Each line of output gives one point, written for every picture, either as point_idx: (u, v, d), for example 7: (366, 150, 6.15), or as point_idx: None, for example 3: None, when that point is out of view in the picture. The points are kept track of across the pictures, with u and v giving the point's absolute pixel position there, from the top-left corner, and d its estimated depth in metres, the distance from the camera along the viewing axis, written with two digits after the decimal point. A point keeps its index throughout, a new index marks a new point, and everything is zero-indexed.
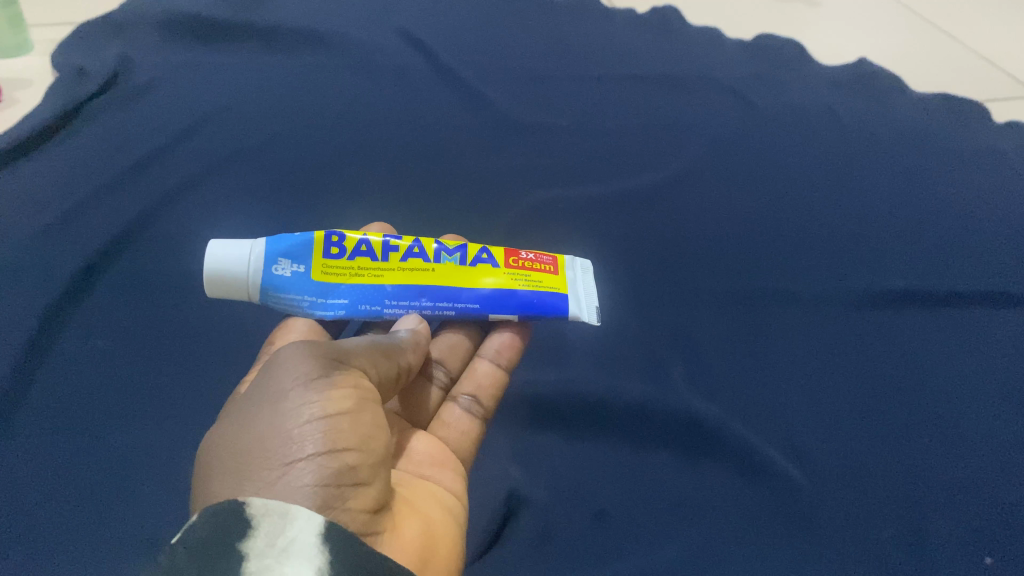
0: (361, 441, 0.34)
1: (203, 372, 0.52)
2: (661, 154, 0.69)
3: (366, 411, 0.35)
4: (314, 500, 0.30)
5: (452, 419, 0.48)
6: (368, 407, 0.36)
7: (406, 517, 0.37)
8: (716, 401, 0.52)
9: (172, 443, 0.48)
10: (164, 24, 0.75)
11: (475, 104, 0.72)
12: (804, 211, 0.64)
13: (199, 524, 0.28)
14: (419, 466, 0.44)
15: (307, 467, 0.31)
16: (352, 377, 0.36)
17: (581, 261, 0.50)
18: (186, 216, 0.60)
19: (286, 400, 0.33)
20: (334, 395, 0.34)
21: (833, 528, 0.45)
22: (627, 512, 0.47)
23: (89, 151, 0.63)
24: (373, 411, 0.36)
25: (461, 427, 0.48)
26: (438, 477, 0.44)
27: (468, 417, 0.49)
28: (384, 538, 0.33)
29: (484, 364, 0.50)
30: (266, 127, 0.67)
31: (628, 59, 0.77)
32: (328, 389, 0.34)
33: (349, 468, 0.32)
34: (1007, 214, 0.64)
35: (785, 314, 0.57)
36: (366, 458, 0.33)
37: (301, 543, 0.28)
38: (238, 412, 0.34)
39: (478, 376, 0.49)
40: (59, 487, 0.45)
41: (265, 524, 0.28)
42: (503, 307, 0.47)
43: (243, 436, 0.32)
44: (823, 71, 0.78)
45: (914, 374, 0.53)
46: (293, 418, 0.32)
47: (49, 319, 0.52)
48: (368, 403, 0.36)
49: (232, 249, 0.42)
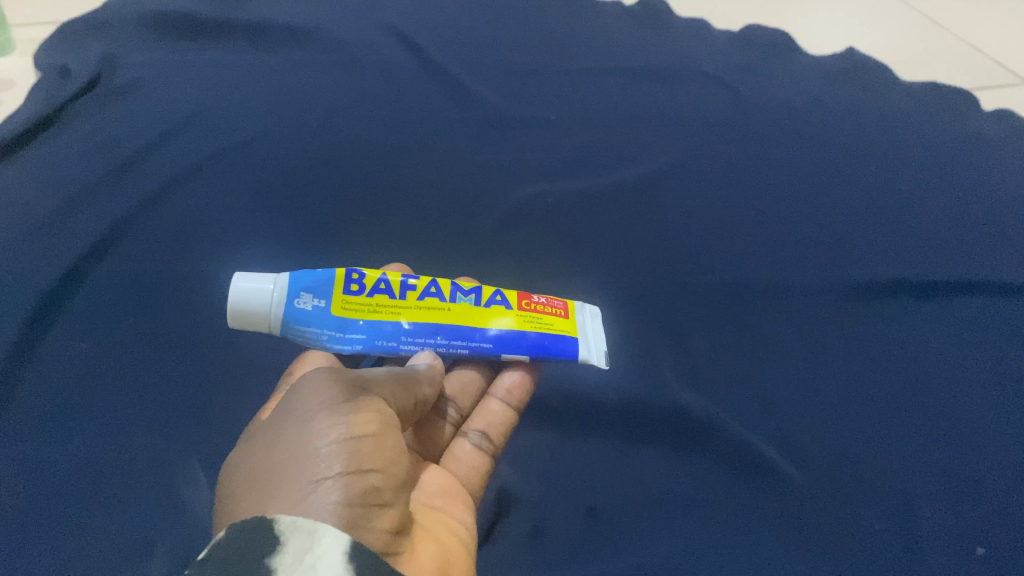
0: (382, 463, 0.34)
1: (190, 370, 0.52)
2: (651, 148, 0.68)
3: (388, 435, 0.35)
4: (341, 519, 0.30)
5: (463, 454, 0.48)
6: (391, 431, 0.36)
7: (423, 542, 0.36)
8: (708, 396, 0.52)
9: (159, 444, 0.48)
10: (147, 23, 0.75)
11: (463, 100, 0.71)
12: (794, 202, 0.64)
13: (225, 539, 0.28)
14: (431, 497, 0.43)
15: (335, 485, 0.31)
16: (375, 403, 0.36)
17: (591, 308, 0.51)
18: (172, 219, 0.60)
19: (313, 420, 0.33)
20: (359, 418, 0.34)
21: (824, 521, 0.46)
22: (618, 509, 0.47)
23: (73, 152, 0.63)
24: (395, 437, 0.36)
25: (471, 462, 0.47)
26: (449, 508, 0.43)
27: (478, 453, 0.48)
28: (405, 560, 0.33)
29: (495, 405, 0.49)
30: (251, 126, 0.67)
31: (616, 53, 0.77)
32: (354, 411, 0.34)
33: (373, 491, 0.32)
34: (994, 204, 0.64)
35: (776, 307, 0.57)
36: (389, 482, 0.34)
37: (321, 569, 0.28)
38: (263, 435, 0.34)
39: (488, 415, 0.49)
40: (46, 490, 0.45)
41: (293, 540, 0.28)
42: (514, 348, 0.47)
43: (271, 457, 0.32)
44: (812, 61, 0.78)
45: (905, 366, 0.53)
46: (319, 438, 0.33)
47: (35, 324, 0.52)
48: (391, 429, 0.36)
49: (256, 283, 0.42)
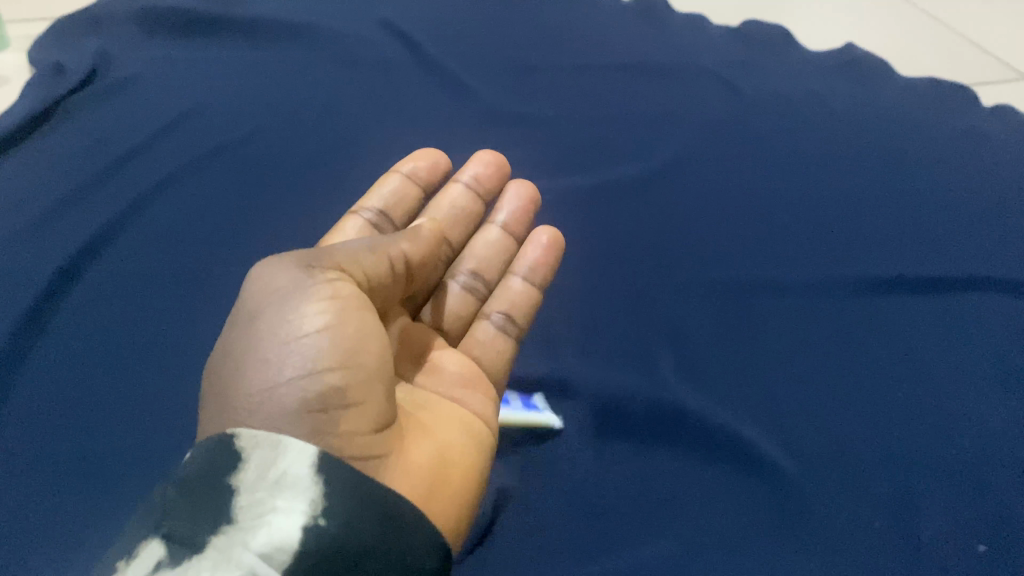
0: (357, 348, 0.34)
1: (182, 363, 0.51)
2: (648, 144, 0.68)
3: (351, 318, 0.35)
4: (302, 428, 0.32)
5: (487, 335, 0.47)
6: (352, 315, 0.35)
7: (416, 438, 0.37)
8: (707, 391, 0.51)
9: (150, 437, 0.47)
10: (144, 25, 0.75)
11: (460, 97, 0.71)
12: (792, 198, 0.64)
13: (195, 459, 0.32)
14: (443, 387, 0.43)
15: (291, 388, 0.33)
16: (328, 288, 0.35)
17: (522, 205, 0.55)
18: (167, 217, 0.59)
19: (273, 319, 0.34)
20: (316, 308, 0.34)
21: (824, 518, 0.45)
22: (616, 505, 0.46)
23: (68, 152, 0.63)
24: (354, 321, 0.35)
25: (496, 344, 0.47)
26: (464, 398, 0.42)
27: (502, 333, 0.47)
28: (390, 459, 0.34)
29: (495, 232, 0.52)
30: (247, 124, 0.67)
31: (614, 49, 0.77)
32: (328, 278, 0.36)
33: (335, 388, 0.33)
34: (993, 200, 0.64)
35: (774, 304, 0.56)
36: (353, 374, 0.34)
37: (292, 474, 0.30)
38: (236, 333, 0.35)
39: (489, 247, 0.51)
40: (38, 488, 0.45)
41: (255, 456, 0.31)
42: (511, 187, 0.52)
43: (235, 369, 0.34)
44: (811, 56, 0.77)
45: (904, 364, 0.53)
46: (276, 340, 0.34)
47: (29, 321, 0.51)
48: (351, 311, 0.35)
49: None
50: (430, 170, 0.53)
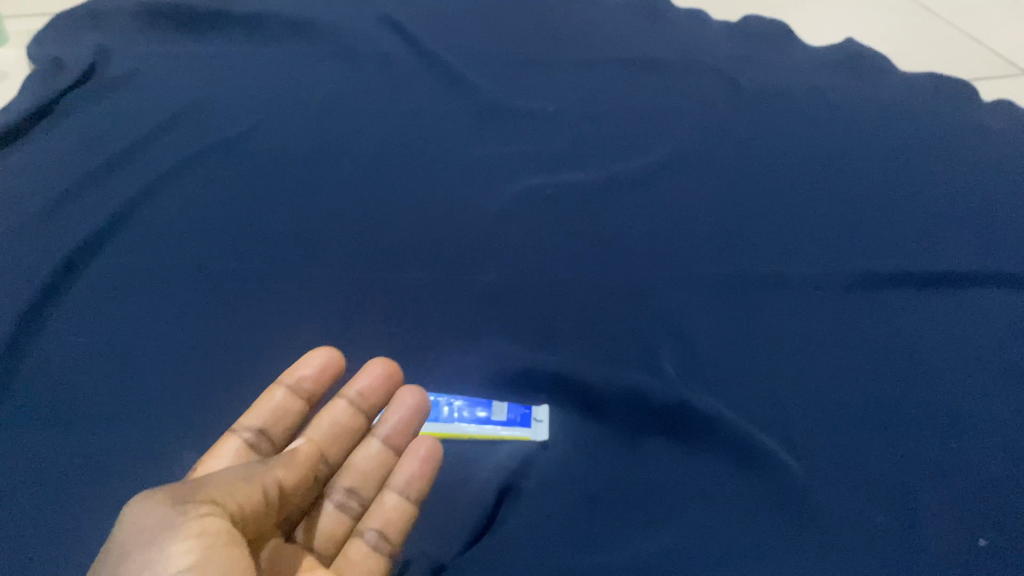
0: None
1: (183, 357, 0.51)
2: (648, 139, 0.68)
3: (215, 561, 0.32)
4: None
5: (358, 564, 0.42)
6: (218, 556, 0.32)
7: None
8: (708, 385, 0.51)
9: (151, 429, 0.47)
10: (147, 26, 0.76)
11: (460, 93, 0.71)
12: (792, 193, 0.64)
13: None
14: None
15: None
16: (196, 524, 0.32)
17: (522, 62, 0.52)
18: (168, 211, 0.60)
19: (136, 554, 0.31)
20: (185, 547, 0.31)
21: (825, 511, 0.45)
22: (617, 498, 0.46)
23: (69, 148, 0.63)
24: (222, 562, 0.32)
25: (369, 570, 0.42)
26: None
27: (376, 559, 0.42)
28: None
29: (374, 445, 0.46)
30: (248, 120, 0.67)
31: (615, 45, 0.77)
32: (199, 513, 0.32)
33: None
34: (995, 196, 0.64)
35: (774, 299, 0.56)
36: None
37: None
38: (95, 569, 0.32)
39: (369, 462, 0.45)
40: (40, 479, 0.45)
41: None
42: None
43: None
44: (812, 51, 0.78)
45: (904, 358, 0.53)
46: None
47: (29, 317, 0.52)
48: (220, 550, 0.32)
49: None
50: (316, 372, 0.46)
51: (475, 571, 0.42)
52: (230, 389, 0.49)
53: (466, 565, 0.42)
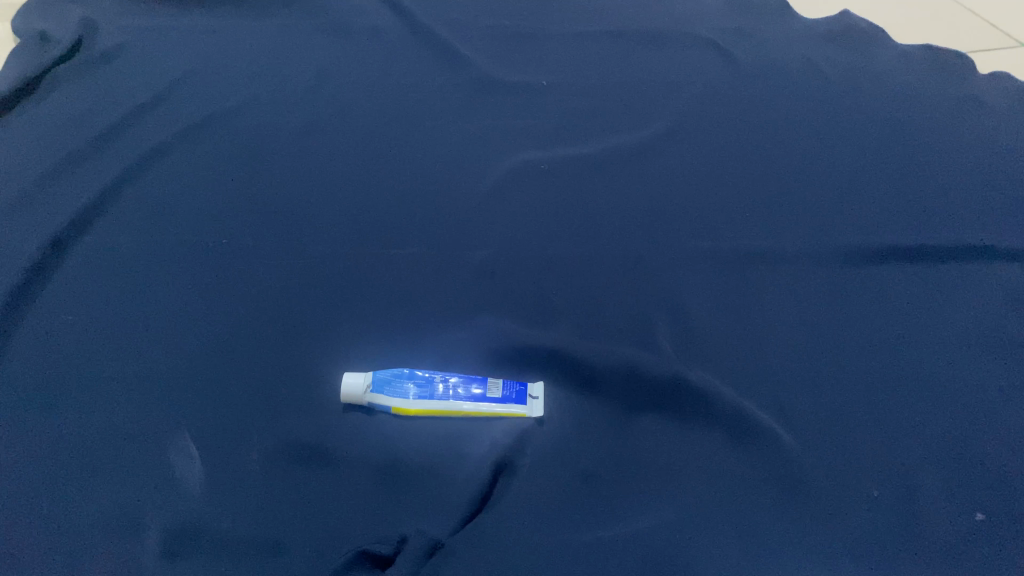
0: None
1: (176, 334, 0.50)
2: (642, 113, 0.67)
3: None
4: None
5: None
6: None
7: None
8: (704, 361, 0.51)
9: (144, 406, 0.47)
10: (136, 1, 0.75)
11: (452, 66, 0.70)
12: (788, 168, 0.63)
13: None
14: None
15: None
16: None
17: None
18: (158, 187, 0.59)
19: None
20: None
21: (823, 486, 0.45)
22: (615, 474, 0.45)
23: (58, 123, 0.63)
24: None
25: None
26: None
27: None
28: None
29: None
30: (238, 94, 0.67)
31: (608, 18, 0.76)
32: None
33: None
34: (990, 170, 0.63)
35: (770, 273, 0.56)
36: None
37: None
38: None
39: None
40: (36, 457, 0.44)
41: None
42: None
43: None
44: (808, 23, 0.77)
45: (901, 334, 0.53)
46: None
47: (19, 296, 0.51)
48: None
49: None
50: None
51: (473, 549, 0.42)
52: (224, 367, 0.49)
53: (464, 543, 0.42)
